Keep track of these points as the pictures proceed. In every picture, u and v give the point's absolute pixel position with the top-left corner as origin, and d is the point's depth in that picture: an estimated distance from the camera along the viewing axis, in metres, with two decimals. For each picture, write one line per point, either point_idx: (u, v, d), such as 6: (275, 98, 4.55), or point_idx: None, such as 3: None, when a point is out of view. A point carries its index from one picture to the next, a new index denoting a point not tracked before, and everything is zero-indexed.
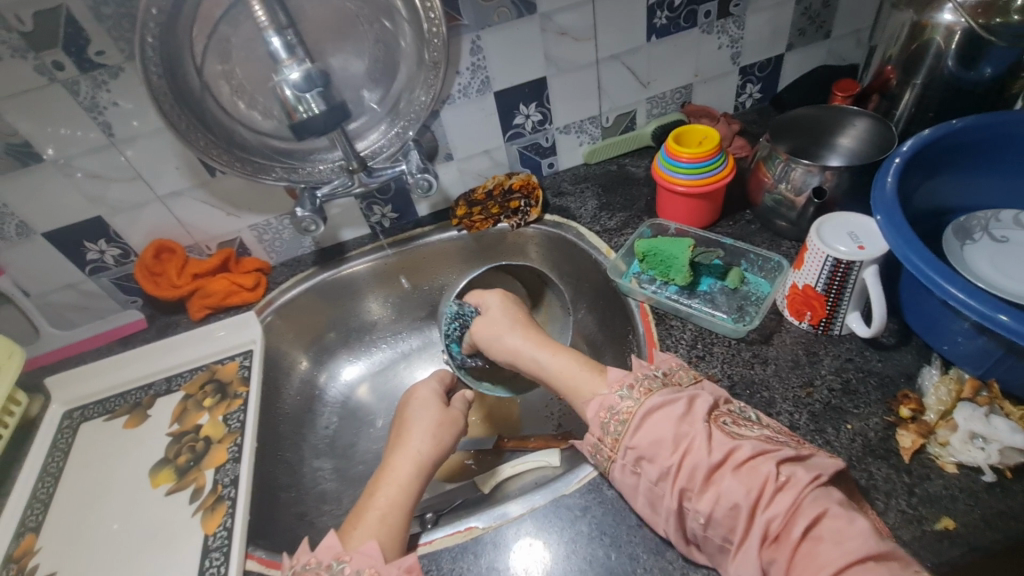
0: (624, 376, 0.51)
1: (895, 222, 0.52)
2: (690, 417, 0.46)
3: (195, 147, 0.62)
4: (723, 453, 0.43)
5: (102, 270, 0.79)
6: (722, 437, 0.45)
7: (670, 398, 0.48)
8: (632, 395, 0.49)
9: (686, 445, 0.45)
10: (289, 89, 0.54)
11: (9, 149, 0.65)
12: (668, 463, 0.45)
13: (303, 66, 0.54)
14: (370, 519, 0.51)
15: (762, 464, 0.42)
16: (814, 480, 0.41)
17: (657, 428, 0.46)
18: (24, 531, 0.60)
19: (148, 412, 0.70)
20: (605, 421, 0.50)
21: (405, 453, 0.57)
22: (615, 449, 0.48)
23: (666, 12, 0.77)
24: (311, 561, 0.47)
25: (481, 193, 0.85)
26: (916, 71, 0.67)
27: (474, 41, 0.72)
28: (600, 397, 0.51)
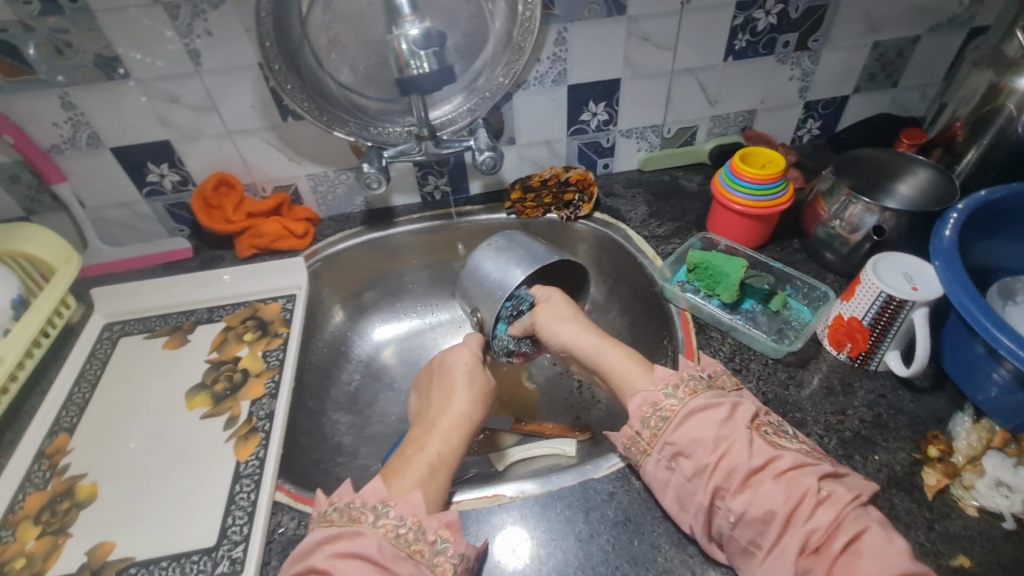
0: (669, 374, 0.52)
1: (954, 268, 0.53)
2: (731, 422, 0.48)
3: (275, 78, 0.62)
4: (764, 459, 0.45)
5: (158, 193, 0.80)
6: (764, 444, 0.46)
7: (713, 402, 0.49)
8: (677, 394, 0.50)
9: (726, 447, 0.46)
10: (406, 44, 0.53)
11: (98, 61, 0.67)
12: (706, 462, 0.46)
13: (424, 24, 0.54)
14: (415, 465, 0.52)
15: (804, 477, 0.44)
16: (855, 499, 0.43)
17: (699, 428, 0.48)
18: (58, 431, 0.61)
19: (188, 336, 0.71)
20: (645, 415, 0.50)
21: (452, 413, 0.58)
22: (651, 443, 0.49)
23: (747, 35, 0.79)
24: (355, 500, 0.48)
25: (536, 181, 0.86)
26: (983, 132, 0.69)
27: (560, 32, 0.74)
28: (643, 392, 0.51)
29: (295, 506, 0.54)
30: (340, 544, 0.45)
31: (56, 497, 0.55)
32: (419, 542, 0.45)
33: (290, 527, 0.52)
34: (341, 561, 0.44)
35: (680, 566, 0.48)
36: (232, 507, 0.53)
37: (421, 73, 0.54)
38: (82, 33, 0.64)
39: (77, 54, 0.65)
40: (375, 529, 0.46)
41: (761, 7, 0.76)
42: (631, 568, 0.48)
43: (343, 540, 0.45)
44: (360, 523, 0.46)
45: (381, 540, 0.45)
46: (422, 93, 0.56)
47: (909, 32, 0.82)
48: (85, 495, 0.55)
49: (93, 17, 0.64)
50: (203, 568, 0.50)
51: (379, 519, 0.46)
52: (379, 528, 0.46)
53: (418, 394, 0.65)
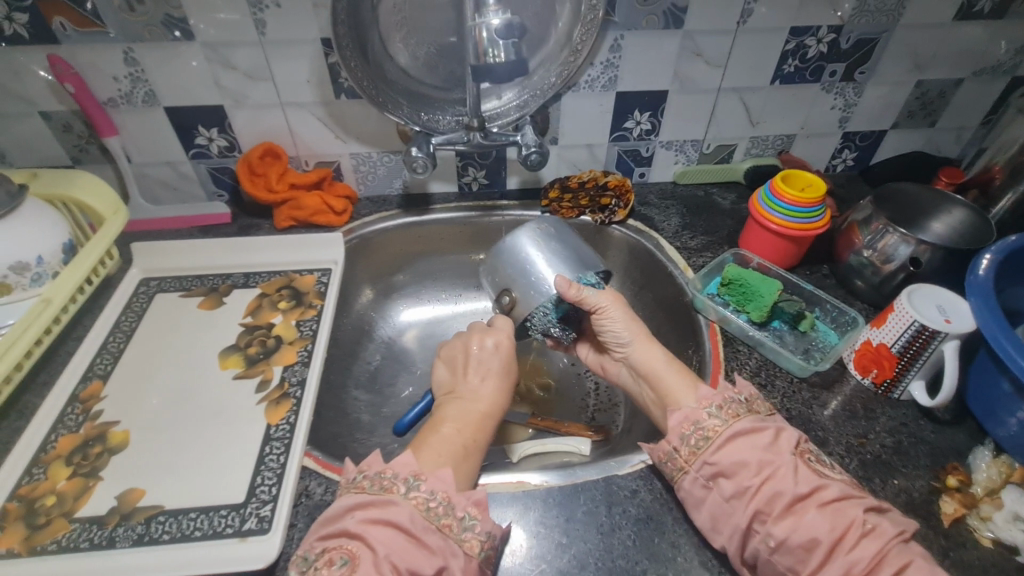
0: (713, 395, 0.53)
1: (989, 305, 0.55)
2: (775, 447, 0.49)
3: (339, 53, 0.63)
4: (809, 488, 0.46)
5: (203, 156, 0.81)
6: (808, 472, 0.47)
7: (757, 426, 0.50)
8: (721, 415, 0.51)
9: (769, 472, 0.47)
10: (489, 32, 0.54)
11: (166, 20, 0.68)
12: (749, 484, 0.47)
13: (506, 15, 0.55)
14: (435, 443, 0.53)
15: (849, 508, 0.45)
16: (899, 533, 0.44)
17: (742, 451, 0.49)
18: (92, 377, 0.62)
19: (224, 299, 0.72)
20: (685, 432, 0.52)
21: (484, 405, 0.59)
22: (689, 461, 0.51)
23: (796, 61, 0.80)
24: (386, 471, 0.48)
25: (575, 182, 0.87)
26: (1022, 178, 0.71)
27: (616, 40, 0.75)
28: (684, 409, 0.53)
29: (323, 472, 0.55)
30: (371, 511, 0.46)
31: (87, 441, 0.56)
32: (446, 516, 0.46)
33: (317, 492, 0.53)
34: (374, 528, 0.45)
35: (698, 567, 0.49)
36: (262, 468, 0.54)
37: (497, 62, 0.55)
38: None
39: (147, 12, 0.67)
40: (407, 499, 0.46)
41: (814, 35, 0.77)
42: (650, 565, 0.49)
43: (373, 507, 0.46)
44: (392, 492, 0.47)
45: (413, 511, 0.45)
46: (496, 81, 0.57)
47: (953, 74, 0.84)
48: (116, 441, 0.56)
49: None
50: (231, 523, 0.50)
51: (411, 490, 0.47)
52: (410, 499, 0.46)
53: (445, 367, 0.65)
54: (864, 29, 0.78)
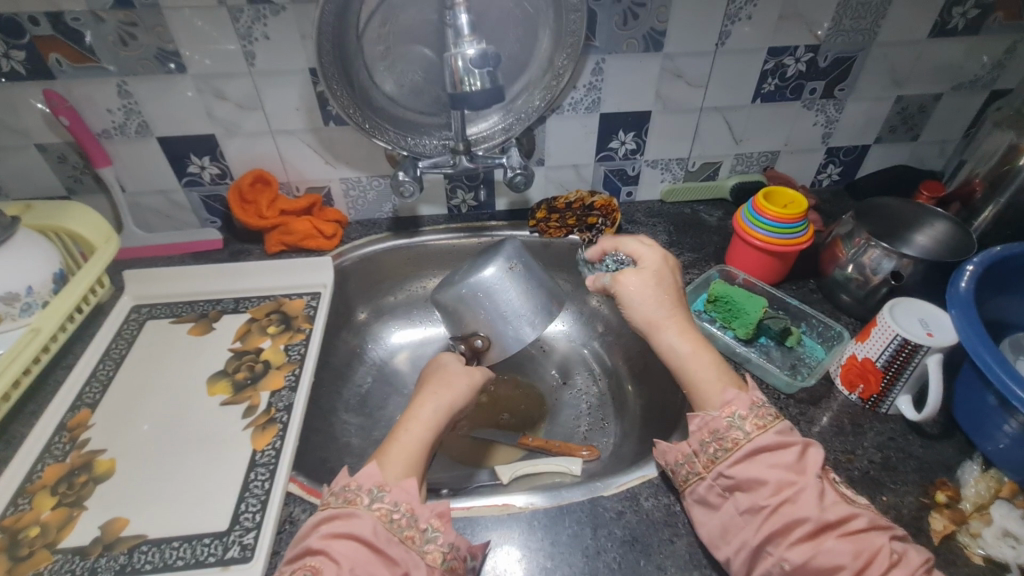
0: (739, 399, 0.52)
1: (969, 318, 0.55)
2: (800, 467, 0.48)
3: (325, 83, 0.64)
4: (838, 516, 0.45)
5: (195, 184, 0.83)
6: (834, 497, 0.46)
7: (783, 442, 0.49)
8: (745, 425, 0.50)
9: (791, 492, 0.46)
10: (462, 62, 0.56)
11: (158, 54, 0.70)
12: (764, 502, 0.47)
13: (480, 45, 0.56)
14: (395, 449, 0.53)
15: (874, 537, 0.44)
16: (924, 564, 0.43)
17: (763, 468, 0.48)
18: (80, 406, 0.63)
19: (213, 324, 0.73)
20: (706, 440, 0.52)
21: (434, 400, 0.59)
22: (707, 468, 0.51)
23: (775, 80, 0.82)
24: (350, 483, 0.49)
25: (561, 202, 0.88)
26: (1002, 190, 0.71)
27: (598, 63, 0.77)
28: (706, 416, 0.53)
29: (307, 498, 0.55)
30: (335, 525, 0.46)
31: (73, 470, 0.56)
32: (410, 528, 0.46)
33: (301, 518, 0.53)
34: (336, 542, 0.45)
35: None
36: (246, 494, 0.54)
37: (473, 90, 0.57)
38: (148, 27, 0.67)
39: (140, 46, 0.69)
40: (370, 511, 0.47)
41: (792, 54, 0.79)
42: None
43: (338, 520, 0.47)
44: (356, 505, 0.47)
45: (376, 522, 0.46)
46: (473, 109, 0.59)
47: (932, 89, 0.85)
48: (102, 470, 0.56)
49: (160, 13, 0.67)
50: (214, 551, 0.50)
51: (374, 502, 0.47)
52: (374, 511, 0.47)
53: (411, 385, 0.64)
54: (841, 48, 0.79)
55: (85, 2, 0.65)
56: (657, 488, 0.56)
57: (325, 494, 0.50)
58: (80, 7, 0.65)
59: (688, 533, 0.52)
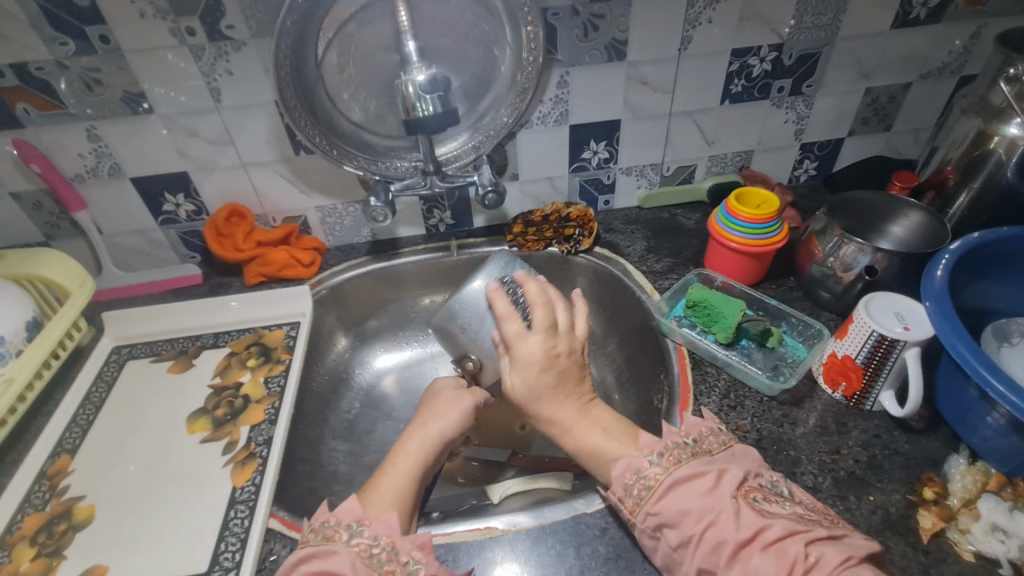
0: (654, 443, 0.50)
1: (943, 310, 0.55)
2: (717, 492, 0.46)
3: (289, 115, 0.65)
4: (751, 531, 0.43)
5: (172, 222, 0.83)
6: (751, 514, 0.44)
7: (695, 473, 0.47)
8: (661, 463, 0.49)
9: (710, 518, 0.44)
10: (412, 88, 0.56)
11: (124, 97, 0.70)
12: (691, 532, 0.45)
13: (430, 70, 0.57)
14: (386, 485, 0.53)
15: (792, 544, 0.41)
16: (845, 561, 0.40)
17: (682, 498, 0.46)
18: (60, 452, 0.62)
19: (193, 361, 0.73)
20: (629, 482, 0.49)
21: (415, 426, 0.60)
22: (634, 511, 0.48)
23: (742, 81, 0.82)
24: (330, 518, 0.48)
25: (537, 217, 0.89)
26: (975, 176, 0.71)
27: (562, 76, 0.77)
28: (627, 458, 0.50)
29: (288, 533, 0.55)
30: (314, 564, 0.45)
31: (53, 518, 0.56)
32: (390, 562, 0.46)
33: (281, 555, 0.53)
34: None
35: None
36: (226, 534, 0.54)
37: (426, 115, 0.57)
38: (112, 72, 0.68)
39: (106, 90, 0.69)
40: (349, 548, 0.46)
41: (756, 54, 0.79)
42: None
43: (317, 558, 0.45)
44: (334, 541, 0.47)
45: (354, 559, 0.45)
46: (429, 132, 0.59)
47: (900, 79, 0.85)
48: (82, 517, 0.56)
49: (123, 57, 0.67)
50: None
51: (354, 538, 0.47)
52: (353, 547, 0.46)
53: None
54: (804, 45, 0.79)
55: (48, 51, 0.66)
56: None
57: (305, 532, 0.49)
58: (44, 56, 0.66)
59: None
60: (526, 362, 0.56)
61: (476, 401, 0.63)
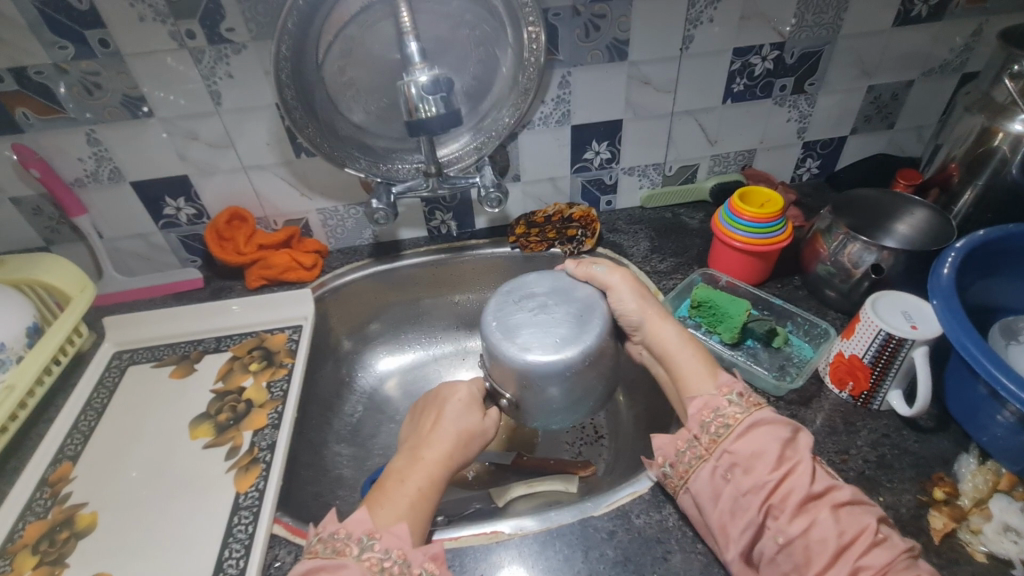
0: (733, 383, 0.55)
1: (952, 308, 0.54)
2: (793, 445, 0.49)
3: (289, 118, 0.64)
4: (824, 488, 0.46)
5: (172, 225, 0.83)
6: (823, 474, 0.48)
7: (777, 420, 0.51)
8: (741, 403, 0.53)
9: (789, 467, 0.48)
10: (415, 89, 0.56)
11: (124, 101, 0.70)
12: (766, 479, 0.47)
13: (432, 71, 0.57)
14: (394, 492, 0.52)
15: (858, 513, 0.45)
16: (908, 551, 0.43)
17: (763, 441, 0.49)
18: (61, 459, 0.62)
19: (195, 366, 0.72)
20: (706, 420, 0.52)
21: (436, 446, 0.57)
22: (709, 449, 0.51)
23: (744, 79, 0.82)
24: (340, 530, 0.48)
25: (541, 217, 0.89)
26: (979, 173, 0.71)
27: (564, 76, 0.77)
28: (705, 396, 0.54)
29: (292, 539, 0.54)
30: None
31: (55, 527, 0.55)
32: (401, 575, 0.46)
33: (286, 562, 0.52)
34: None
35: None
36: (230, 541, 0.53)
37: (429, 116, 0.57)
38: (111, 75, 0.68)
39: (105, 95, 0.69)
40: (359, 561, 0.46)
41: (757, 54, 0.79)
42: None
43: (325, 572, 0.45)
44: (345, 555, 0.46)
45: (364, 572, 0.45)
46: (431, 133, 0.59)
47: (902, 77, 0.85)
48: (84, 525, 0.55)
49: (122, 60, 0.67)
50: None
51: (365, 551, 0.46)
52: (364, 561, 0.46)
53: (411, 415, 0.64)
54: (806, 44, 0.79)
55: (47, 55, 0.65)
56: (649, 504, 0.54)
57: (312, 539, 0.49)
58: (43, 60, 0.66)
59: (681, 549, 0.51)
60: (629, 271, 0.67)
61: (493, 429, 0.62)
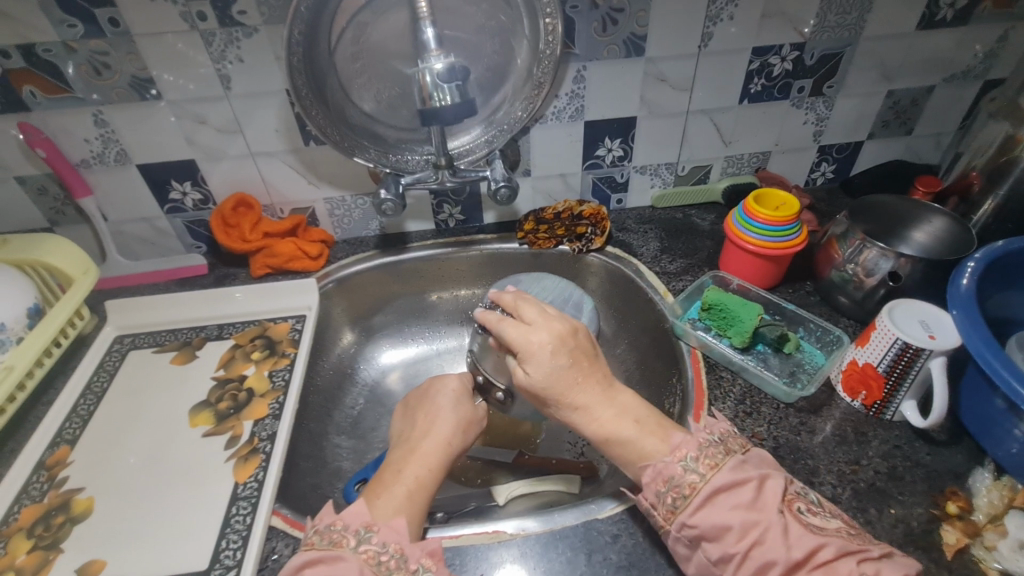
0: (687, 444, 0.49)
1: (972, 319, 0.53)
2: (759, 504, 0.44)
3: (299, 104, 0.63)
4: (805, 552, 0.41)
5: (178, 210, 0.82)
6: (799, 531, 0.43)
7: (734, 482, 0.46)
8: (698, 468, 0.47)
9: (755, 535, 0.43)
10: (430, 76, 0.55)
11: (132, 82, 0.69)
12: (733, 549, 0.43)
13: (448, 59, 0.56)
14: (394, 488, 0.51)
15: (843, 564, 0.41)
16: None
17: (720, 513, 0.44)
18: (59, 442, 0.61)
19: (196, 352, 0.72)
20: (661, 489, 0.48)
21: (434, 436, 0.56)
22: (668, 519, 0.47)
23: (762, 80, 0.80)
24: (336, 522, 0.47)
25: (550, 213, 0.87)
26: (1000, 182, 0.69)
27: (579, 71, 0.76)
28: (657, 464, 0.49)
29: (290, 531, 0.53)
30: (320, 569, 0.44)
31: (51, 510, 0.55)
32: (398, 570, 0.45)
33: (283, 554, 0.52)
34: None
35: None
36: (226, 531, 0.52)
37: (444, 105, 0.56)
38: (120, 55, 0.67)
39: (114, 75, 0.68)
40: (356, 554, 0.45)
41: (777, 53, 0.77)
42: None
43: (323, 564, 0.44)
44: (342, 547, 0.45)
45: (362, 565, 0.44)
46: (444, 123, 0.58)
47: (923, 82, 0.83)
48: (80, 510, 0.55)
49: (132, 40, 0.66)
50: None
51: (362, 544, 0.45)
52: (360, 554, 0.45)
53: (403, 413, 0.62)
54: (827, 45, 0.78)
55: (56, 33, 0.64)
56: None
57: (310, 532, 0.48)
58: (51, 38, 0.65)
59: None
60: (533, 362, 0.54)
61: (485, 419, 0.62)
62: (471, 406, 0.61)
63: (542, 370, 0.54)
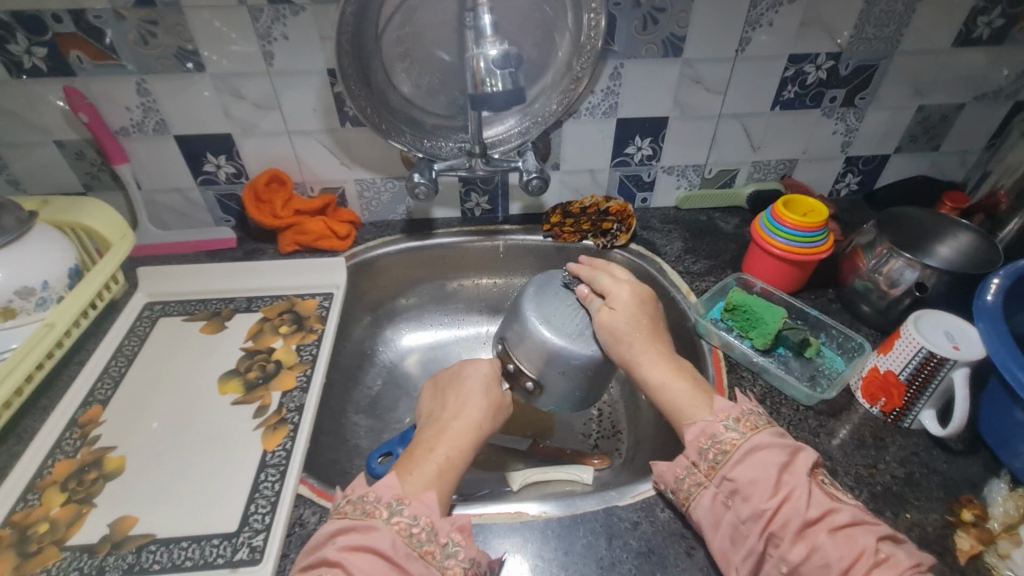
0: (730, 408, 0.52)
1: (998, 331, 0.54)
2: (792, 467, 0.47)
3: (344, 84, 0.64)
4: (820, 512, 0.45)
5: (211, 182, 0.83)
6: (823, 496, 0.46)
7: (775, 443, 0.49)
8: (738, 427, 0.50)
9: (786, 492, 0.46)
10: (485, 62, 0.56)
11: (178, 53, 0.70)
12: (763, 506, 0.46)
13: (503, 46, 0.56)
14: (424, 463, 0.52)
15: (862, 536, 0.43)
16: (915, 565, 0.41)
17: (758, 467, 0.47)
18: (91, 402, 0.62)
19: (225, 323, 0.73)
20: (702, 447, 0.51)
21: (464, 417, 0.57)
22: (708, 475, 0.49)
23: (795, 87, 0.81)
24: (369, 493, 0.48)
25: (577, 208, 0.87)
26: None
27: (616, 68, 0.76)
28: (701, 422, 0.51)
29: (317, 500, 0.54)
30: (353, 537, 0.45)
31: (84, 467, 0.56)
32: (430, 543, 0.46)
33: (311, 521, 0.53)
34: (353, 556, 0.44)
35: None
36: (256, 496, 0.54)
37: (494, 91, 0.57)
38: (169, 26, 0.68)
39: (160, 45, 0.69)
40: (388, 525, 0.46)
41: (813, 62, 0.78)
42: None
43: (356, 532, 0.46)
44: (373, 517, 0.46)
45: (395, 537, 0.45)
46: (493, 109, 0.59)
47: (954, 99, 0.84)
48: (112, 467, 0.56)
49: (181, 11, 0.67)
50: (223, 552, 0.50)
51: (393, 516, 0.46)
52: (392, 525, 0.46)
53: (430, 392, 0.63)
54: (863, 56, 0.78)
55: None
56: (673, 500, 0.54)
57: (341, 501, 0.49)
58: (102, 5, 0.66)
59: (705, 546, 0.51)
60: (621, 299, 0.62)
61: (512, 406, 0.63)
62: (499, 391, 0.62)
63: (627, 296, 0.62)
